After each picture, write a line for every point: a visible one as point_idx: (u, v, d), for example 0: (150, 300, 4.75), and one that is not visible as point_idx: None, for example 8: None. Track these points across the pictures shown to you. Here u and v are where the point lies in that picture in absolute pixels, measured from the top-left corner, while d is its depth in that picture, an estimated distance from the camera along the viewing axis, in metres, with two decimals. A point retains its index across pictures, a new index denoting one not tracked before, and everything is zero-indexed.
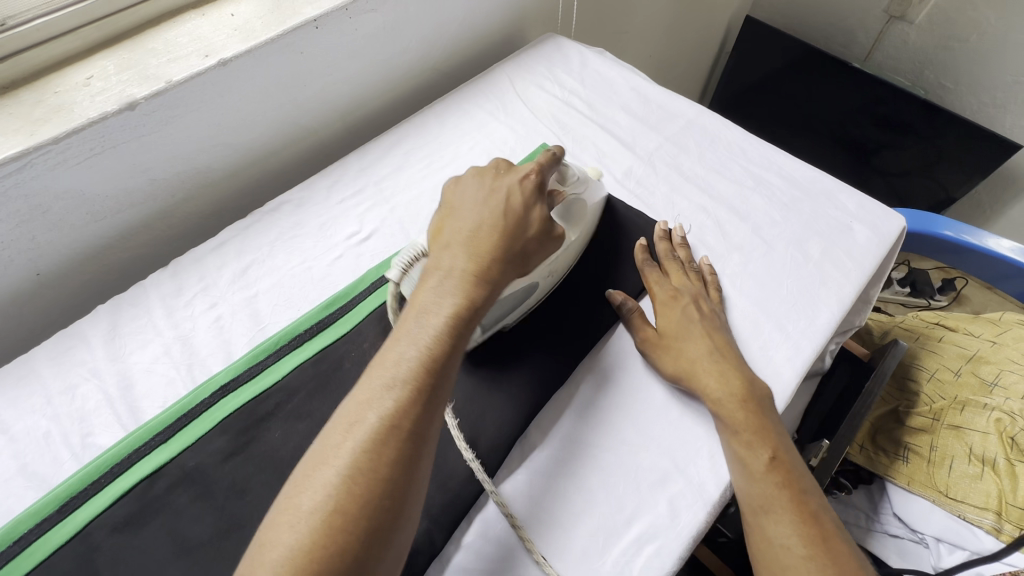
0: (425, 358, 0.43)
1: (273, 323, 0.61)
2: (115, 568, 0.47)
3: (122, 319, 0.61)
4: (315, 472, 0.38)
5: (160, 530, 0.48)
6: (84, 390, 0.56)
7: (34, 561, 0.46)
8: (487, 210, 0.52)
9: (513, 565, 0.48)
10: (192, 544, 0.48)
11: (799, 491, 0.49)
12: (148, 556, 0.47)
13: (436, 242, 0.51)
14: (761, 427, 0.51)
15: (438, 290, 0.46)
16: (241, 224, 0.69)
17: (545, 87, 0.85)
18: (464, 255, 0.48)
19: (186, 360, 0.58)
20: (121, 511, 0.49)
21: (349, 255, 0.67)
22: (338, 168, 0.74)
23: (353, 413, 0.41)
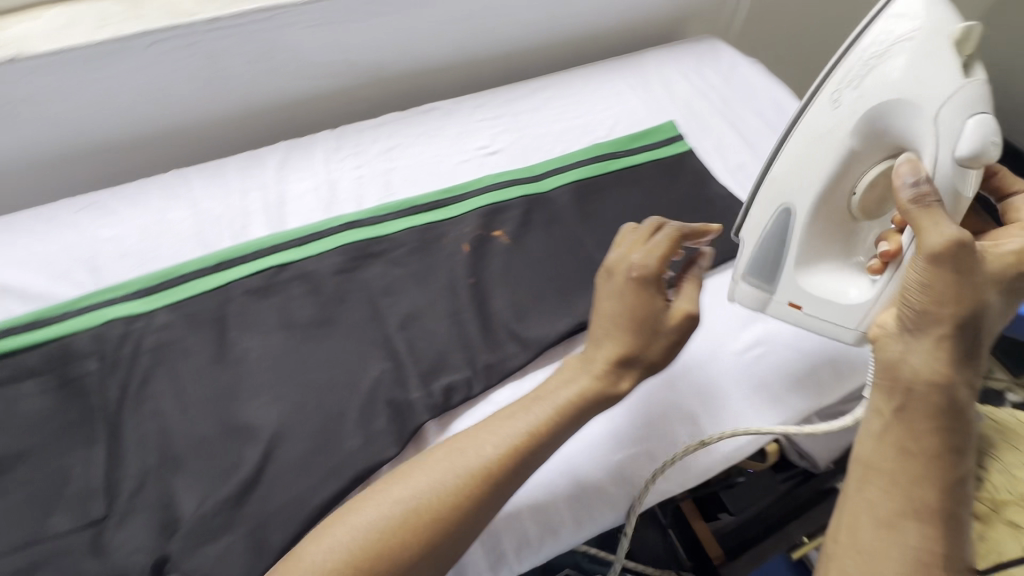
0: (507, 441, 0.47)
1: (399, 193, 0.73)
2: (238, 317, 0.60)
3: (291, 157, 0.76)
4: (407, 479, 0.46)
5: (275, 305, 0.61)
6: (252, 196, 0.72)
7: (190, 292, 0.62)
8: (641, 296, 0.52)
9: None
10: (294, 321, 0.60)
11: (956, 519, 0.44)
12: (263, 318, 0.60)
13: (603, 285, 0.55)
14: (955, 444, 0.45)
15: (541, 402, 0.50)
16: (399, 116, 0.82)
17: (689, 77, 0.91)
18: (590, 366, 0.52)
19: (327, 198, 0.72)
20: (253, 282, 0.63)
21: (473, 162, 0.77)
22: (487, 96, 0.86)
23: (467, 457, 0.46)
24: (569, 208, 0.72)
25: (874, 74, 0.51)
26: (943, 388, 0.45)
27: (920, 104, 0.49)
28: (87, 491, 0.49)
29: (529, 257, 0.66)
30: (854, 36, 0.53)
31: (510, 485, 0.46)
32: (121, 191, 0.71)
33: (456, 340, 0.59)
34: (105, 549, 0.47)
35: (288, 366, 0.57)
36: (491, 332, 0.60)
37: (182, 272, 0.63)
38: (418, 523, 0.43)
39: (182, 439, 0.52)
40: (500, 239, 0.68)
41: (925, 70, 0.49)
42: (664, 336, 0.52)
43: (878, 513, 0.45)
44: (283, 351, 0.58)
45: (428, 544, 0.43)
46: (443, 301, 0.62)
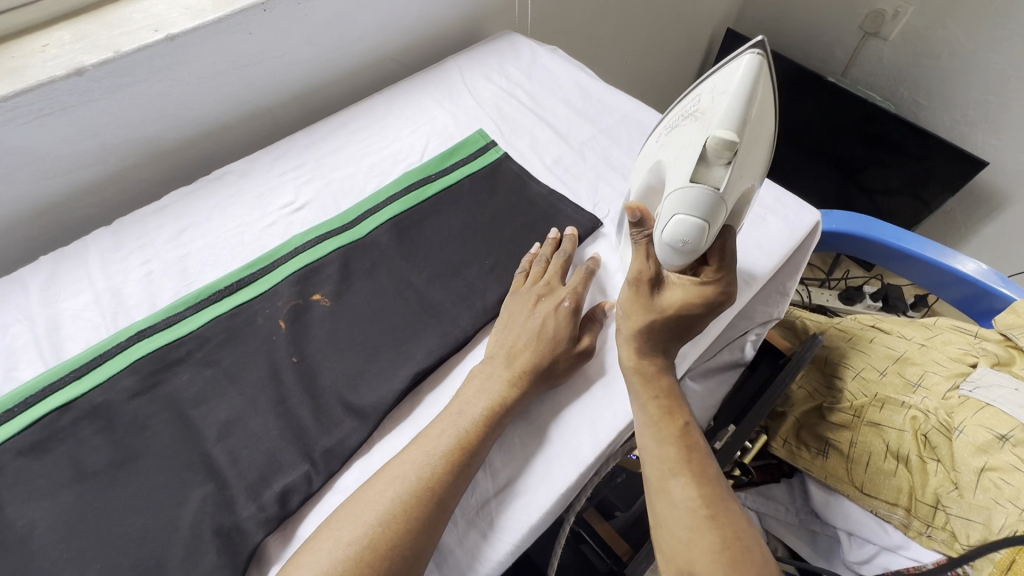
0: (372, 529, 0.44)
1: (200, 280, 0.65)
2: (14, 486, 0.50)
3: (60, 271, 0.65)
4: (352, 516, 0.45)
5: (61, 457, 0.52)
6: (15, 330, 0.60)
7: None
8: (566, 319, 0.59)
9: None
10: (88, 471, 0.51)
11: (702, 461, 0.51)
12: (46, 479, 0.51)
13: (523, 305, 0.60)
14: (674, 402, 0.53)
15: (472, 399, 0.53)
16: (185, 190, 0.73)
17: (493, 79, 0.89)
18: (470, 412, 0.52)
19: (112, 309, 0.62)
20: (27, 438, 0.52)
21: (280, 223, 0.70)
22: (284, 145, 0.79)
23: (399, 469, 0.48)
24: (390, 247, 0.68)
25: (679, 127, 0.48)
26: (640, 366, 0.54)
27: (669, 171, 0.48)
28: None
29: (354, 315, 0.62)
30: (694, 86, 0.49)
31: (449, 497, 0.48)
32: None
33: (286, 433, 0.53)
34: None
35: (86, 528, 0.48)
36: (325, 410, 0.55)
37: None
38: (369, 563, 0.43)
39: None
40: (319, 304, 0.62)
41: (678, 134, 0.48)
42: (572, 351, 0.57)
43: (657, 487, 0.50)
44: (77, 512, 0.49)
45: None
46: (264, 392, 0.56)
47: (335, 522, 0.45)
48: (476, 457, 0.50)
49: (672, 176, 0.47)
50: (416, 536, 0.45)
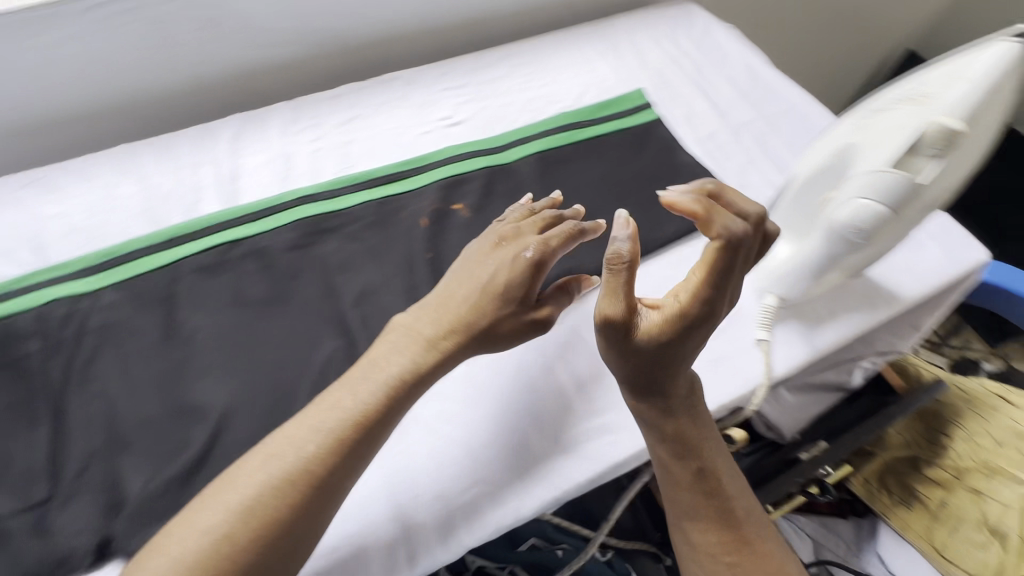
0: (315, 452, 0.42)
1: (358, 167, 0.71)
2: (187, 295, 0.59)
3: (246, 130, 0.73)
4: (261, 464, 0.42)
5: (226, 283, 0.60)
6: (204, 171, 0.69)
7: (136, 270, 0.60)
8: (525, 280, 0.50)
9: (484, 404, 0.54)
10: (245, 299, 0.58)
11: (724, 504, 0.53)
12: (213, 296, 0.59)
13: (505, 261, 0.51)
14: (685, 448, 0.51)
15: (394, 349, 0.48)
16: (358, 85, 0.79)
17: (661, 43, 0.88)
18: (428, 340, 0.48)
19: (283, 173, 0.70)
20: (203, 259, 0.61)
21: (435, 133, 0.75)
22: (451, 64, 0.83)
23: (326, 404, 0.45)
24: (531, 179, 0.70)
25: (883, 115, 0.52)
26: (642, 414, 0.51)
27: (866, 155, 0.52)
28: (29, 475, 0.48)
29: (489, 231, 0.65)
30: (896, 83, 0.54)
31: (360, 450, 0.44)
32: (67, 166, 0.69)
33: None
34: (47, 532, 0.46)
35: (239, 345, 0.56)
36: None
37: (128, 249, 0.61)
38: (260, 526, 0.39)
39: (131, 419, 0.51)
40: (459, 212, 0.66)
41: (885, 117, 0.51)
42: (520, 316, 0.51)
43: (684, 528, 0.54)
44: (235, 329, 0.57)
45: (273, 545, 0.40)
46: (399, 275, 0.61)
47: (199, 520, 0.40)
48: (383, 419, 0.45)
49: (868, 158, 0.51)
50: (329, 473, 0.42)
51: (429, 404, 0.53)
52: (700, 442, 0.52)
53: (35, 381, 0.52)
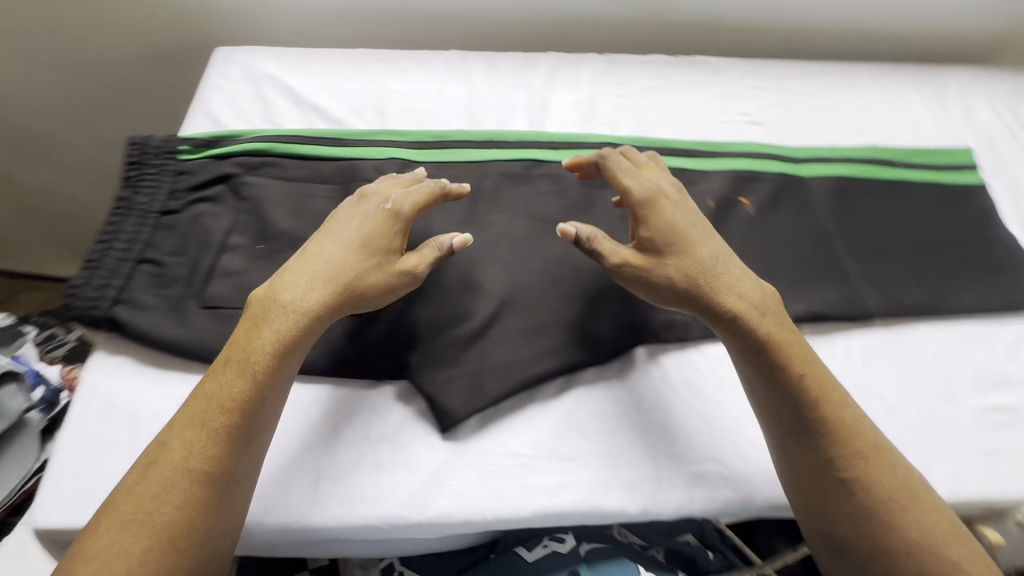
0: (288, 335, 0.47)
1: (654, 133, 0.73)
2: (491, 193, 0.65)
3: (561, 67, 0.79)
4: (233, 369, 0.46)
5: (524, 194, 0.65)
6: (520, 93, 0.76)
7: (456, 157, 0.67)
8: (385, 225, 0.53)
9: (731, 393, 0.55)
10: (538, 214, 0.64)
11: (840, 410, 0.48)
12: (511, 201, 0.64)
13: (375, 207, 0.54)
14: (777, 356, 0.49)
15: (337, 235, 0.52)
16: (668, 59, 0.81)
17: (996, 108, 0.79)
18: (337, 245, 0.51)
19: (586, 116, 0.74)
20: (511, 168, 0.67)
21: (733, 125, 0.75)
22: (762, 64, 0.82)
23: (265, 299, 0.48)
24: (825, 199, 0.67)
25: None
26: (733, 329, 0.50)
27: None
28: None
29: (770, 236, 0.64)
30: None
31: (301, 341, 0.48)
32: (412, 55, 0.79)
33: None
34: (357, 339, 0.54)
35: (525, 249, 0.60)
36: None
37: (452, 137, 0.69)
38: (225, 424, 0.43)
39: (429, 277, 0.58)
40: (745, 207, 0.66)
41: None
42: (386, 269, 0.51)
43: (798, 464, 0.47)
44: (523, 235, 0.62)
45: (237, 435, 0.44)
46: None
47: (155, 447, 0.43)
48: (286, 347, 0.47)
49: None
50: (278, 364, 0.46)
51: (682, 369, 0.56)
52: (794, 358, 0.49)
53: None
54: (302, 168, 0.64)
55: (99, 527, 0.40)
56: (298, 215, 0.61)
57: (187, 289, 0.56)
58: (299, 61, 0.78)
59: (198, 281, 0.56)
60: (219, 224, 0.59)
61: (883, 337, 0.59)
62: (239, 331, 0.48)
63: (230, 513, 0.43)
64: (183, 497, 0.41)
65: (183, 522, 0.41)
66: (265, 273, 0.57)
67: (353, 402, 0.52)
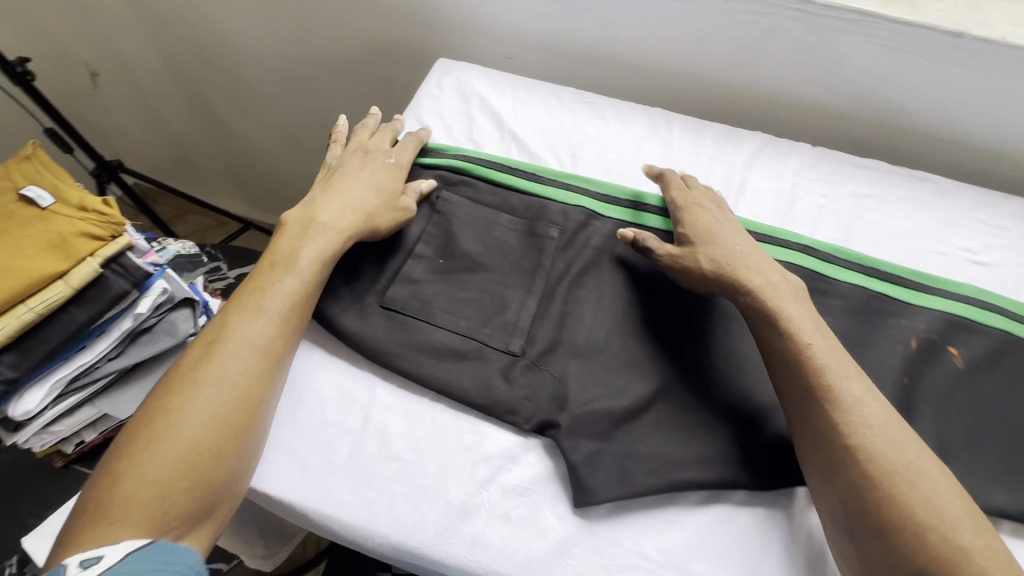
0: (304, 285, 0.54)
1: (856, 245, 0.67)
2: None
3: (765, 150, 0.75)
4: (255, 314, 0.52)
5: None
6: (718, 167, 0.73)
7: (642, 222, 0.65)
8: (393, 175, 0.64)
9: None
10: None
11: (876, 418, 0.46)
12: None
13: (384, 161, 0.65)
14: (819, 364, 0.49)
15: (346, 201, 0.60)
16: (886, 167, 0.75)
17: None
18: (354, 206, 0.59)
19: (783, 209, 0.70)
20: None
21: (950, 259, 0.67)
22: (997, 198, 0.72)
23: (289, 253, 0.56)
24: None
25: None
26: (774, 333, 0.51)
27: None
28: (514, 327, 0.57)
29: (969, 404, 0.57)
30: None
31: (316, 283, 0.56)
32: (615, 104, 0.79)
33: None
34: (511, 381, 0.54)
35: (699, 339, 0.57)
36: None
37: (643, 200, 0.67)
38: (262, 355, 0.51)
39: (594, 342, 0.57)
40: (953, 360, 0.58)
41: None
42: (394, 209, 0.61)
43: (813, 448, 0.47)
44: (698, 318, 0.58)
45: (268, 368, 0.51)
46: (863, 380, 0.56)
47: (183, 362, 0.50)
48: (312, 269, 0.55)
49: None
50: (299, 306, 0.54)
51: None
52: (820, 354, 0.49)
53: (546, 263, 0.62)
54: (495, 195, 0.66)
55: (137, 427, 0.47)
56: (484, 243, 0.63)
57: (372, 284, 0.60)
58: (508, 85, 0.80)
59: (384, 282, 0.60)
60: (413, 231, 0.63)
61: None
62: (247, 289, 0.54)
63: (258, 432, 0.50)
64: (221, 420, 0.47)
65: (220, 447, 0.46)
66: (441, 289, 0.59)
67: (495, 443, 0.52)
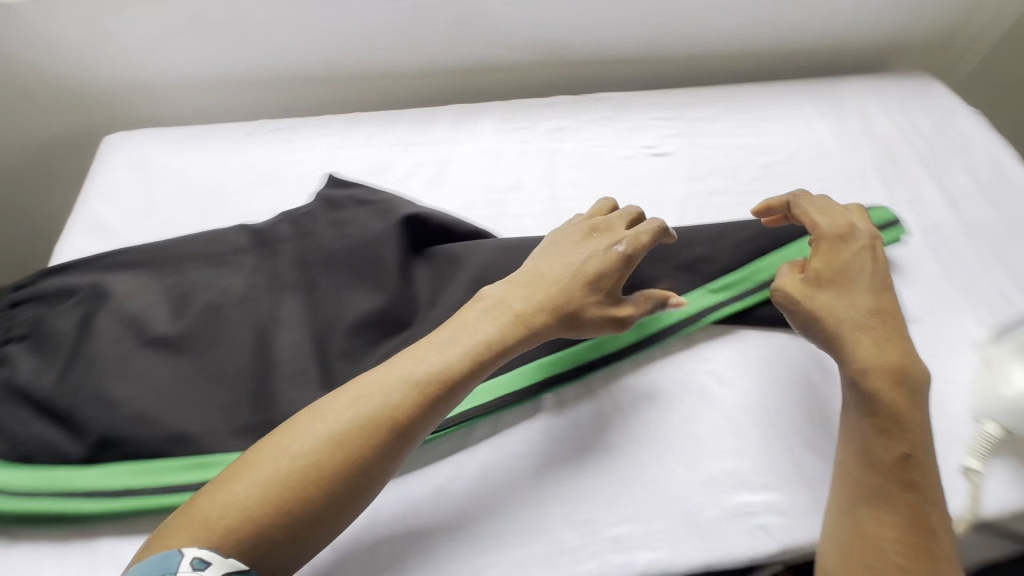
0: (278, 551, 0.39)
1: (559, 175, 0.73)
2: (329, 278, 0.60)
3: (463, 121, 0.78)
4: (310, 469, 0.41)
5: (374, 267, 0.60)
6: (421, 151, 0.75)
7: None
8: (613, 268, 0.52)
9: (632, 446, 0.53)
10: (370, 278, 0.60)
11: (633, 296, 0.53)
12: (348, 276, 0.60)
13: (568, 241, 0.55)
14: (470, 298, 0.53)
15: (439, 346, 0.48)
16: (571, 98, 0.82)
17: (891, 116, 0.82)
18: (422, 359, 0.47)
19: (490, 167, 0.73)
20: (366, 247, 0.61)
21: (638, 159, 0.75)
22: (663, 94, 0.83)
23: (389, 367, 0.47)
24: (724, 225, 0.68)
25: None
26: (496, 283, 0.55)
27: None
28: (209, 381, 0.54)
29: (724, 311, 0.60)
30: None
31: (307, 534, 0.41)
32: (310, 122, 0.77)
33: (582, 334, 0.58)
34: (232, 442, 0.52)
35: (435, 268, 0.61)
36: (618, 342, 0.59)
37: None
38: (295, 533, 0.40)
39: (319, 321, 0.58)
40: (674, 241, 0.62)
41: None
42: (604, 309, 0.52)
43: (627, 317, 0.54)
44: (436, 249, 0.63)
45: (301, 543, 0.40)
46: None
47: (242, 487, 0.40)
48: (306, 532, 0.41)
49: None
50: (319, 509, 0.41)
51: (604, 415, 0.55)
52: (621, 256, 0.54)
53: (241, 274, 0.61)
54: (135, 286, 0.60)
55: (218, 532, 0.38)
56: (172, 292, 0.60)
57: (27, 411, 0.52)
58: (192, 138, 0.75)
59: (61, 393, 0.52)
60: (76, 305, 0.58)
61: (792, 344, 0.59)
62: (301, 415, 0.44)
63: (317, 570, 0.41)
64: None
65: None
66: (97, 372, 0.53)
67: None
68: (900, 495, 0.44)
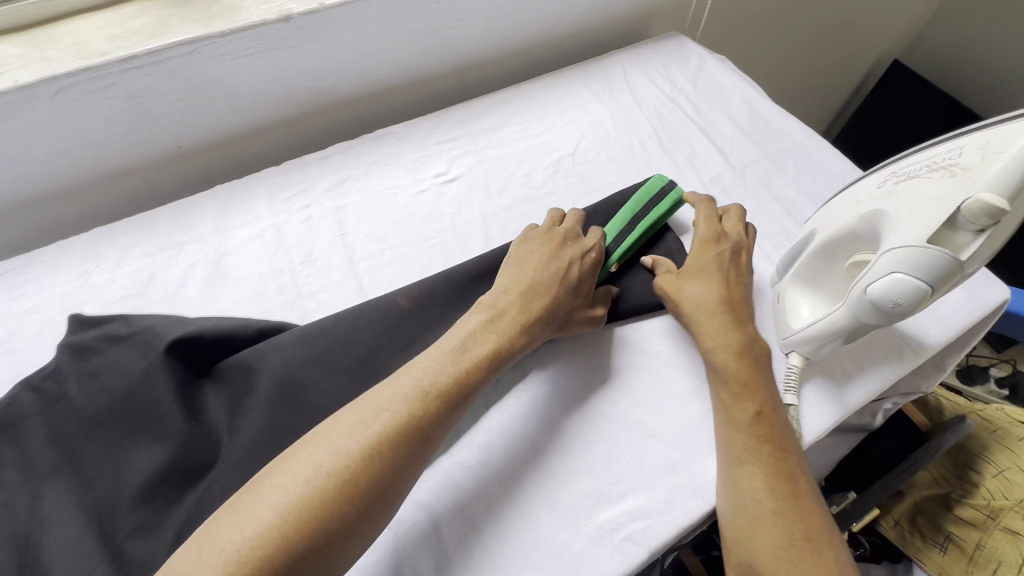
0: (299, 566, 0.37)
1: (352, 233, 0.67)
2: (97, 444, 0.50)
3: (232, 203, 0.70)
4: (306, 505, 0.38)
5: (150, 414, 0.51)
6: (188, 252, 0.65)
7: None
8: (579, 263, 0.60)
9: (485, 505, 0.50)
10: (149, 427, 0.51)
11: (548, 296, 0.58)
12: (123, 433, 0.51)
13: (536, 245, 0.61)
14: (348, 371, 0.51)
15: (415, 376, 0.47)
16: (348, 144, 0.76)
17: (656, 81, 0.86)
18: (405, 387, 0.46)
19: (272, 247, 0.66)
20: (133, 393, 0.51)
21: (431, 191, 0.72)
22: (442, 114, 0.80)
23: (385, 400, 0.45)
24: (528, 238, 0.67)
25: (915, 183, 0.48)
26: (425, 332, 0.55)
27: (896, 220, 0.48)
28: None
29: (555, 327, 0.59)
30: (935, 143, 0.49)
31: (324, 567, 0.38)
32: (40, 255, 0.64)
33: None
34: None
35: (229, 387, 0.54)
36: None
37: None
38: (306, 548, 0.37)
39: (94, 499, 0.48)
40: None
41: (914, 187, 0.47)
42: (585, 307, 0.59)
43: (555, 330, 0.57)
44: (223, 364, 0.55)
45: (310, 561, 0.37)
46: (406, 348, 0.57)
47: (241, 518, 0.37)
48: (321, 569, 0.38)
49: (896, 232, 0.47)
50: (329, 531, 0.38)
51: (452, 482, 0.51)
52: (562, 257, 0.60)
53: None
54: None
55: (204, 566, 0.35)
56: None
57: None
58: None
59: None
60: None
61: (609, 338, 0.60)
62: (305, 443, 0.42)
63: None
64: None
65: None
66: None
67: None
68: (770, 450, 0.47)
